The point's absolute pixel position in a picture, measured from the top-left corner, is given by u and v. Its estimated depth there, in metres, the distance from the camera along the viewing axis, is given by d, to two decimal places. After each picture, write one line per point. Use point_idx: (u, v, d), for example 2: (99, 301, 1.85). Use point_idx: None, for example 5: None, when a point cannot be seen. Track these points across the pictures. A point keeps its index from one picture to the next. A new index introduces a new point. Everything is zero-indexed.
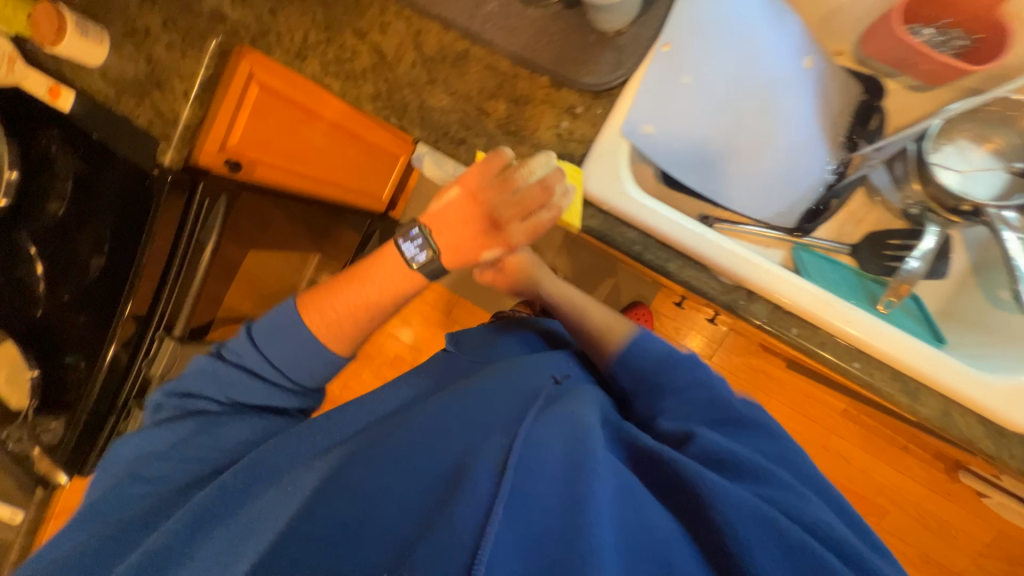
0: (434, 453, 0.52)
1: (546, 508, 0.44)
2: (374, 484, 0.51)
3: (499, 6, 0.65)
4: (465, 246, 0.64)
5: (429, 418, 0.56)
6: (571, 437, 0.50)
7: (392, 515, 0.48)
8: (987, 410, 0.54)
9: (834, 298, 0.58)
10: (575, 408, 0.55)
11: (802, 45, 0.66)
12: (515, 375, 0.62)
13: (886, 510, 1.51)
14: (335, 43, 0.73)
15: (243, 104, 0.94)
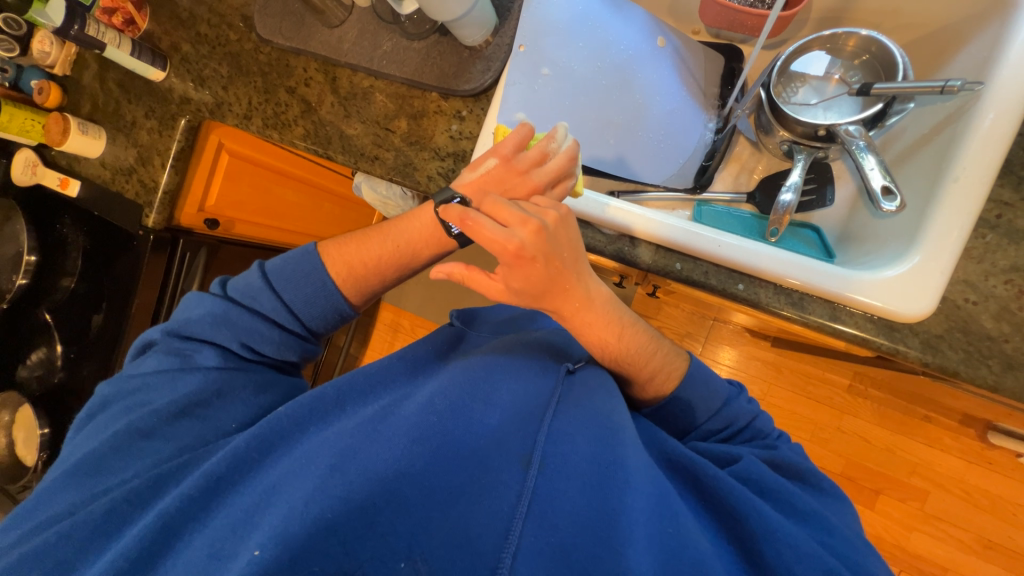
0: (465, 443, 0.56)
1: (576, 509, 0.51)
2: (406, 467, 0.53)
3: (392, 45, 0.79)
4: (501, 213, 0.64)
5: (456, 406, 0.59)
6: (597, 441, 0.57)
7: (422, 497, 0.51)
8: (886, 314, 0.54)
9: (702, 230, 0.61)
10: (601, 408, 0.61)
11: (652, 29, 0.76)
12: (534, 369, 0.66)
13: (925, 491, 1.37)
14: (272, 102, 0.88)
15: (217, 169, 1.10)
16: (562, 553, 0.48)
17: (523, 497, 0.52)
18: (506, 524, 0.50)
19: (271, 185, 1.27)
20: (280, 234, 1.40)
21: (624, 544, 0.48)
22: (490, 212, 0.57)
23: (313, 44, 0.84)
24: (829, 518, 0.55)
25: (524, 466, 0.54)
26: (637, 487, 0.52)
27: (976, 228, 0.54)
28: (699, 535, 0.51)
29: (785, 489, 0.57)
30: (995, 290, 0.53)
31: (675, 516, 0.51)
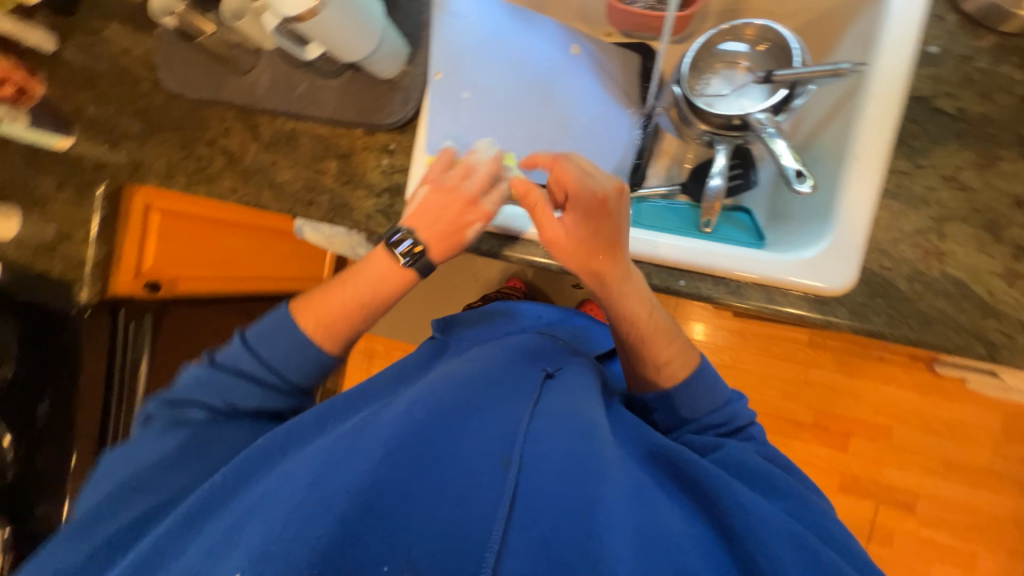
0: (448, 444, 0.53)
1: (553, 501, 0.49)
2: (386, 472, 0.49)
3: (307, 86, 0.77)
4: (448, 245, 0.67)
5: (442, 411, 0.57)
6: (574, 434, 0.57)
7: (399, 502, 0.47)
8: (815, 290, 0.57)
9: (650, 236, 0.64)
10: (579, 408, 0.62)
11: (565, 38, 0.77)
12: (510, 375, 0.66)
13: (889, 426, 1.46)
14: (193, 156, 0.85)
15: (150, 230, 1.04)
16: (545, 546, 0.46)
17: (504, 490, 0.49)
18: (490, 519, 0.47)
19: (213, 236, 1.22)
20: (235, 283, 1.35)
21: (609, 543, 0.46)
22: (577, 164, 0.63)
23: (225, 93, 0.81)
24: (790, 483, 0.60)
25: (504, 465, 0.52)
26: (617, 482, 0.53)
27: (881, 198, 0.57)
28: (674, 520, 0.52)
29: (762, 468, 0.60)
30: (906, 254, 0.56)
31: (644, 509, 0.52)
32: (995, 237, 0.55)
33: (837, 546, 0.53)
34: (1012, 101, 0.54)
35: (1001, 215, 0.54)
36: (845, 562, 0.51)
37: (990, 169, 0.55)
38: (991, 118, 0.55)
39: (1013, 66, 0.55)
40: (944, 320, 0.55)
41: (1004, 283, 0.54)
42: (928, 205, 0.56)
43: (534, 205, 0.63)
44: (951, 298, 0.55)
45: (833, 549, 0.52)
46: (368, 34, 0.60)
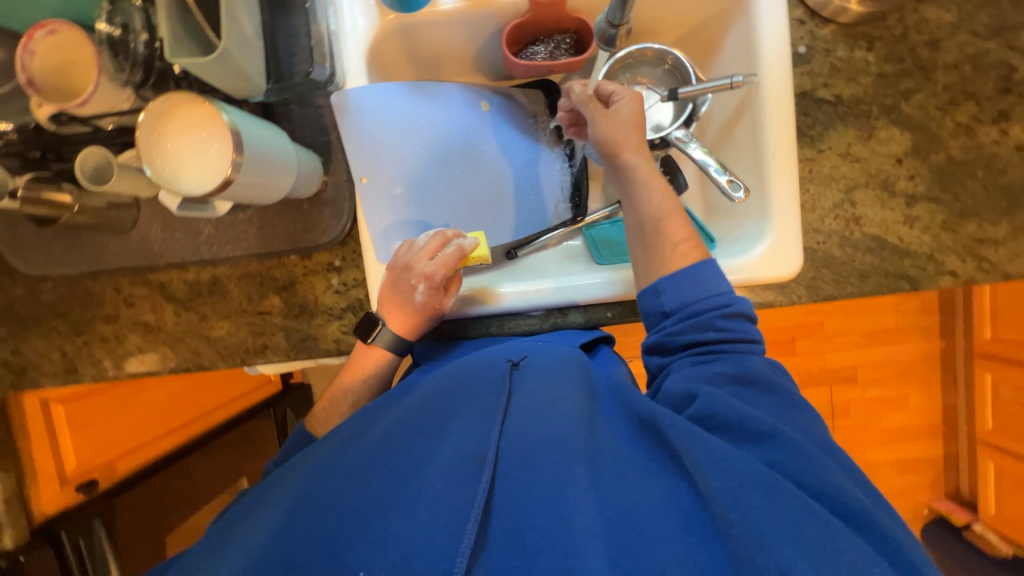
0: (420, 455, 0.47)
1: (520, 487, 0.43)
2: (362, 496, 0.45)
3: (213, 226, 0.67)
4: (408, 323, 0.63)
5: (413, 430, 0.50)
6: (550, 421, 0.48)
7: (379, 513, 0.43)
8: (777, 280, 0.64)
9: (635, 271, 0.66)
10: (557, 396, 0.51)
11: (473, 96, 0.74)
12: (466, 372, 0.56)
13: (820, 321, 1.65)
14: (96, 340, 0.72)
15: (59, 428, 0.89)
16: (515, 542, 0.41)
17: (476, 493, 0.42)
18: (461, 519, 0.41)
19: (132, 399, 1.01)
20: (195, 424, 1.16)
21: (577, 524, 0.40)
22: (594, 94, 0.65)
23: (110, 259, 0.68)
24: (808, 420, 0.50)
25: (473, 463, 0.45)
26: (618, 449, 0.47)
27: (800, 185, 0.65)
28: (651, 491, 0.43)
29: (762, 377, 0.51)
30: (832, 227, 0.65)
31: (613, 487, 0.44)
32: (891, 193, 0.64)
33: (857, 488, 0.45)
34: (871, 79, 0.63)
35: (889, 174, 0.64)
36: (875, 512, 0.42)
37: (871, 139, 0.64)
38: (861, 97, 0.64)
39: (863, 49, 0.63)
40: (874, 271, 0.65)
41: (907, 227, 0.64)
42: (837, 181, 0.65)
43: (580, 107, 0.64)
44: (874, 251, 0.65)
45: (853, 488, 0.44)
46: (285, 171, 0.54)
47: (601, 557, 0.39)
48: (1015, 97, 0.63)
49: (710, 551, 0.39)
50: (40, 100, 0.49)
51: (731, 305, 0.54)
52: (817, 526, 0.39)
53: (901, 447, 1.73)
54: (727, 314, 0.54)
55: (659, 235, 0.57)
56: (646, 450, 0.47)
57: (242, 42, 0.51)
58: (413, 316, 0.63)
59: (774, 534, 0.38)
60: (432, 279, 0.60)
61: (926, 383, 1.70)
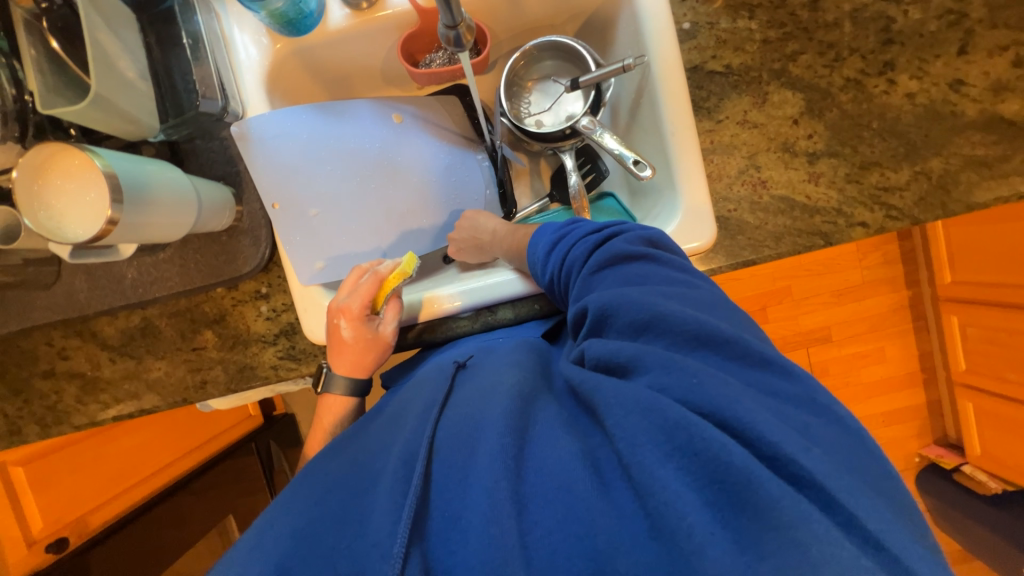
0: (371, 462, 0.46)
1: (455, 473, 0.42)
2: (315, 514, 0.43)
3: (135, 270, 0.67)
4: (354, 361, 0.62)
5: (372, 444, 0.49)
6: (483, 403, 0.46)
7: (334, 527, 0.41)
8: (693, 253, 0.65)
9: None
10: (497, 381, 0.49)
11: (384, 107, 0.73)
12: (421, 383, 0.56)
13: (788, 286, 1.66)
14: (35, 399, 0.72)
15: (22, 489, 0.90)
16: (452, 527, 0.39)
17: (411, 486, 0.41)
18: (396, 513, 0.39)
19: (100, 449, 1.03)
20: (173, 467, 1.18)
21: (483, 497, 0.39)
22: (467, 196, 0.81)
23: (37, 315, 0.68)
24: (703, 319, 0.44)
25: (412, 460, 0.43)
26: (558, 424, 0.44)
27: (704, 156, 0.66)
28: (575, 446, 0.41)
29: (646, 308, 0.45)
30: (741, 193, 0.66)
31: (518, 455, 0.41)
32: (793, 153, 0.66)
33: (774, 405, 0.40)
34: (757, 46, 0.65)
35: (789, 136, 0.66)
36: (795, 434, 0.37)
37: (766, 104, 0.65)
38: (750, 64, 0.65)
39: (745, 18, 0.65)
40: (788, 231, 0.66)
41: (813, 184, 0.66)
42: (739, 148, 0.66)
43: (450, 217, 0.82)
44: (785, 212, 0.66)
45: (765, 408, 0.39)
46: (184, 207, 0.55)
47: (513, 528, 0.37)
48: (898, 46, 0.64)
49: (617, 498, 0.38)
50: None
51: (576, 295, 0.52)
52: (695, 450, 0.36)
53: (885, 400, 1.74)
54: (601, 256, 0.53)
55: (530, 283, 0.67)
56: (571, 415, 0.46)
57: (122, 84, 0.52)
58: (353, 355, 0.62)
59: (650, 464, 0.36)
60: (355, 307, 0.61)
61: (900, 333, 1.72)
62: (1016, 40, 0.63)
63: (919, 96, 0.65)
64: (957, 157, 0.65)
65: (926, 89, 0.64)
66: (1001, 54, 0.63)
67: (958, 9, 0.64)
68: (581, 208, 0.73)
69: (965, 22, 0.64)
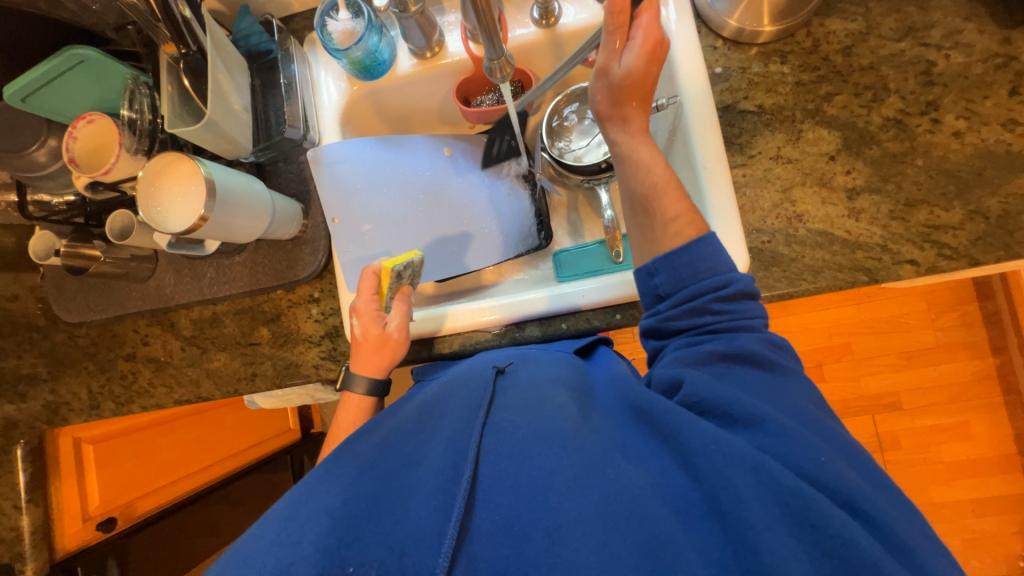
0: (411, 455, 0.49)
1: (507, 480, 0.44)
2: (354, 491, 0.45)
3: (214, 270, 0.77)
4: (370, 359, 0.66)
5: (408, 431, 0.52)
6: (539, 419, 0.47)
7: (372, 506, 0.44)
8: None
9: (576, 286, 0.70)
10: (547, 398, 0.50)
11: (436, 143, 0.82)
12: (458, 381, 0.57)
13: (848, 343, 1.54)
14: (116, 378, 0.81)
15: (88, 466, 0.97)
16: (504, 534, 0.41)
17: (459, 488, 0.44)
18: (446, 513, 0.43)
19: (154, 441, 1.11)
20: (214, 468, 1.24)
21: (572, 513, 0.40)
22: (642, 31, 0.55)
23: (131, 304, 0.79)
24: (795, 397, 0.45)
25: (460, 459, 0.46)
26: (633, 459, 0.43)
27: (736, 189, 0.68)
28: (639, 476, 0.42)
29: (744, 355, 0.47)
30: (775, 225, 0.66)
31: (611, 477, 0.42)
32: (830, 188, 0.66)
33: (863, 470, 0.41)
34: (790, 88, 0.68)
35: (825, 171, 0.66)
36: (859, 481, 0.39)
37: (800, 141, 0.67)
38: (782, 104, 0.68)
39: (778, 63, 0.69)
40: (827, 266, 0.64)
41: (853, 220, 0.65)
42: (773, 181, 0.67)
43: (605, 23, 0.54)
44: (824, 246, 0.65)
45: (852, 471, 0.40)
46: (263, 215, 0.65)
47: (592, 542, 0.39)
48: (940, 88, 0.64)
49: (698, 534, 0.39)
50: (77, 172, 0.63)
51: (730, 284, 0.50)
52: (804, 504, 0.37)
53: (974, 484, 1.50)
54: (725, 296, 0.50)
55: (648, 214, 0.57)
56: (637, 439, 0.46)
57: (229, 114, 0.64)
58: (374, 353, 0.66)
59: (762, 515, 0.37)
60: (358, 304, 0.67)
61: (988, 407, 1.51)
62: None
63: (968, 135, 0.63)
64: (1017, 198, 0.61)
65: (976, 129, 0.63)
66: None
67: (1007, 53, 0.63)
68: (614, 235, 0.73)
69: (1014, 65, 0.63)
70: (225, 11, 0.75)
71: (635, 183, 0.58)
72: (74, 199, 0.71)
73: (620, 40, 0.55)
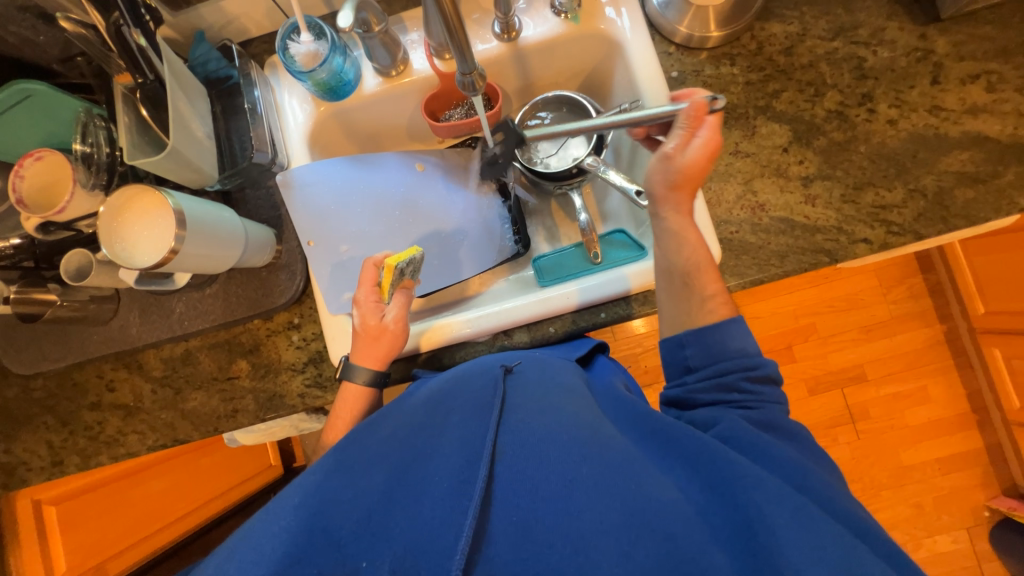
0: (422, 450, 0.48)
1: (525, 482, 0.43)
2: (362, 492, 0.44)
3: (184, 304, 0.73)
4: (367, 349, 0.65)
5: (419, 428, 0.51)
6: (557, 422, 0.48)
7: (384, 503, 0.43)
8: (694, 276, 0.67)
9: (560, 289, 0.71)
10: (557, 403, 0.51)
11: (407, 159, 0.81)
12: (464, 379, 0.57)
13: (813, 323, 1.63)
14: (79, 429, 0.76)
15: (52, 530, 0.93)
16: (524, 535, 0.41)
17: (476, 485, 0.42)
18: (462, 512, 0.41)
19: (125, 494, 1.04)
20: (193, 516, 1.16)
21: (594, 522, 0.40)
22: (708, 128, 0.57)
23: (93, 349, 0.74)
24: (809, 453, 0.49)
25: (476, 458, 0.44)
26: (655, 473, 0.45)
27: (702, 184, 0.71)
28: (664, 490, 0.43)
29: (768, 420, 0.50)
30: (740, 215, 0.70)
31: (631, 483, 0.43)
32: (787, 178, 0.70)
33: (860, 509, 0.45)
34: (740, 87, 0.73)
35: (780, 162, 0.71)
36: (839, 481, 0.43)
37: (755, 135, 0.71)
38: (736, 103, 0.72)
39: (728, 65, 0.73)
40: (791, 250, 0.69)
41: (810, 206, 0.69)
42: (734, 175, 0.71)
43: (687, 113, 0.57)
44: (786, 232, 0.69)
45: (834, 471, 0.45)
46: (235, 244, 0.63)
47: (616, 553, 0.38)
48: (872, 80, 0.71)
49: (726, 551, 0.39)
50: (27, 214, 0.59)
51: (760, 368, 0.54)
52: (835, 542, 0.38)
53: (937, 444, 1.61)
54: (755, 377, 0.53)
55: (687, 286, 0.58)
56: (655, 456, 0.48)
57: (192, 141, 0.62)
58: (372, 346, 0.65)
59: (793, 540, 0.38)
60: (361, 296, 0.65)
61: (941, 371, 1.63)
62: (986, 69, 0.69)
63: (900, 122, 0.69)
64: (948, 175, 0.68)
65: (906, 116, 0.69)
66: (973, 81, 0.69)
67: (925, 47, 0.70)
68: (589, 236, 0.75)
69: (932, 57, 0.70)
70: (179, 37, 0.73)
71: (676, 257, 0.59)
72: (21, 242, 0.65)
73: (689, 133, 0.57)
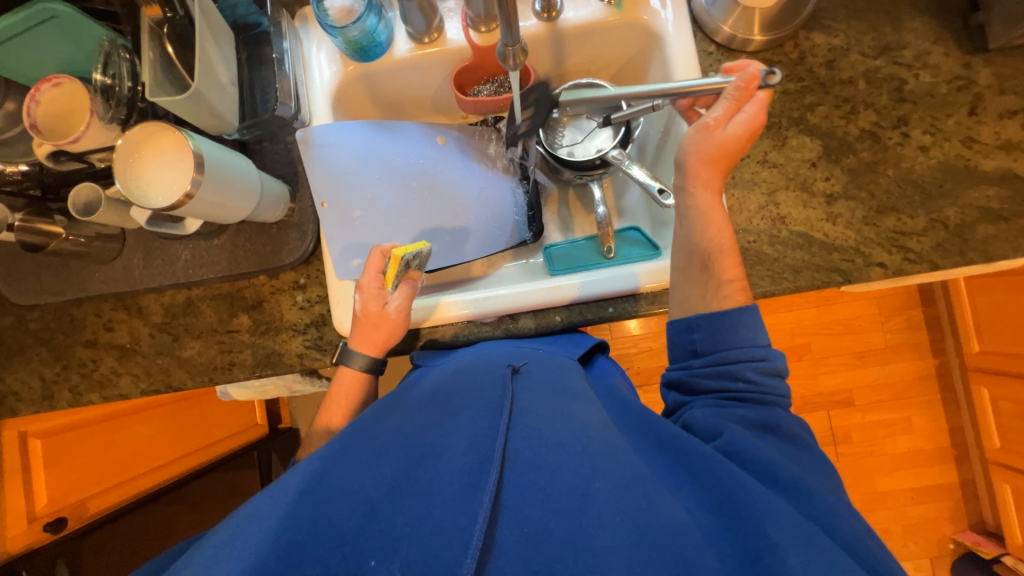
0: (431, 447, 0.48)
1: (537, 489, 0.44)
2: (368, 482, 0.44)
3: (191, 252, 0.72)
4: (365, 336, 0.65)
5: (425, 423, 0.52)
6: (568, 432, 0.48)
7: (390, 494, 0.43)
8: None
9: (568, 279, 0.71)
10: (566, 410, 0.52)
11: (429, 131, 0.80)
12: (472, 377, 0.57)
13: (808, 343, 1.64)
14: (73, 365, 0.75)
15: (34, 463, 0.92)
16: (535, 545, 0.40)
17: (487, 484, 0.43)
18: (472, 514, 0.41)
19: (111, 437, 1.04)
20: (173, 466, 1.16)
21: (606, 539, 0.40)
22: (753, 104, 0.57)
23: (94, 287, 0.73)
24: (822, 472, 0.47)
25: (488, 461, 0.45)
26: (663, 491, 0.44)
27: (726, 190, 0.70)
28: (675, 511, 0.42)
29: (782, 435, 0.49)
30: (760, 226, 0.70)
31: (642, 501, 0.42)
32: (811, 193, 0.69)
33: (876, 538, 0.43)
34: (777, 96, 0.71)
35: (806, 176, 0.70)
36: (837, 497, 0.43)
37: (785, 146, 0.71)
38: (769, 112, 0.71)
39: None
40: (807, 266, 0.68)
41: (831, 224, 0.69)
42: (759, 185, 0.70)
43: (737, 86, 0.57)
44: (804, 248, 0.69)
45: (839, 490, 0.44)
46: (249, 196, 0.61)
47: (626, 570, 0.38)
48: (910, 105, 0.70)
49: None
50: (40, 140, 0.58)
51: (767, 360, 0.54)
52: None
53: (913, 474, 1.63)
54: (762, 368, 0.54)
55: (706, 270, 0.59)
56: (661, 472, 0.47)
57: (215, 86, 0.60)
58: (373, 327, 0.65)
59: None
60: (364, 282, 0.64)
61: (927, 404, 1.64)
62: None
63: (932, 149, 0.69)
64: (973, 209, 0.67)
65: (939, 144, 0.69)
66: (1011, 117, 0.68)
67: (967, 76, 0.69)
68: (605, 229, 0.75)
69: (973, 87, 0.69)
70: None
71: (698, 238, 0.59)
72: (29, 169, 0.64)
73: (735, 107, 0.57)
